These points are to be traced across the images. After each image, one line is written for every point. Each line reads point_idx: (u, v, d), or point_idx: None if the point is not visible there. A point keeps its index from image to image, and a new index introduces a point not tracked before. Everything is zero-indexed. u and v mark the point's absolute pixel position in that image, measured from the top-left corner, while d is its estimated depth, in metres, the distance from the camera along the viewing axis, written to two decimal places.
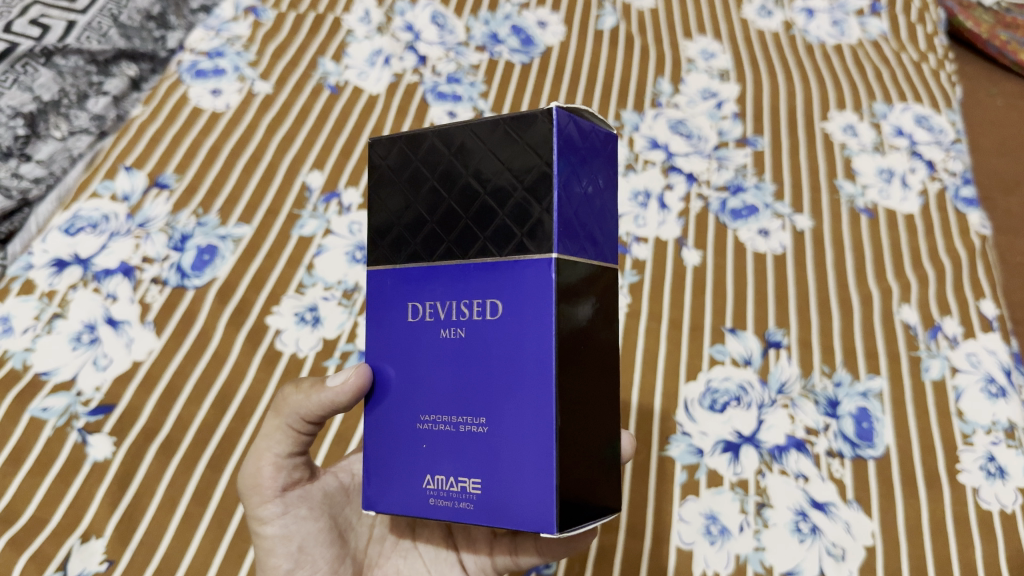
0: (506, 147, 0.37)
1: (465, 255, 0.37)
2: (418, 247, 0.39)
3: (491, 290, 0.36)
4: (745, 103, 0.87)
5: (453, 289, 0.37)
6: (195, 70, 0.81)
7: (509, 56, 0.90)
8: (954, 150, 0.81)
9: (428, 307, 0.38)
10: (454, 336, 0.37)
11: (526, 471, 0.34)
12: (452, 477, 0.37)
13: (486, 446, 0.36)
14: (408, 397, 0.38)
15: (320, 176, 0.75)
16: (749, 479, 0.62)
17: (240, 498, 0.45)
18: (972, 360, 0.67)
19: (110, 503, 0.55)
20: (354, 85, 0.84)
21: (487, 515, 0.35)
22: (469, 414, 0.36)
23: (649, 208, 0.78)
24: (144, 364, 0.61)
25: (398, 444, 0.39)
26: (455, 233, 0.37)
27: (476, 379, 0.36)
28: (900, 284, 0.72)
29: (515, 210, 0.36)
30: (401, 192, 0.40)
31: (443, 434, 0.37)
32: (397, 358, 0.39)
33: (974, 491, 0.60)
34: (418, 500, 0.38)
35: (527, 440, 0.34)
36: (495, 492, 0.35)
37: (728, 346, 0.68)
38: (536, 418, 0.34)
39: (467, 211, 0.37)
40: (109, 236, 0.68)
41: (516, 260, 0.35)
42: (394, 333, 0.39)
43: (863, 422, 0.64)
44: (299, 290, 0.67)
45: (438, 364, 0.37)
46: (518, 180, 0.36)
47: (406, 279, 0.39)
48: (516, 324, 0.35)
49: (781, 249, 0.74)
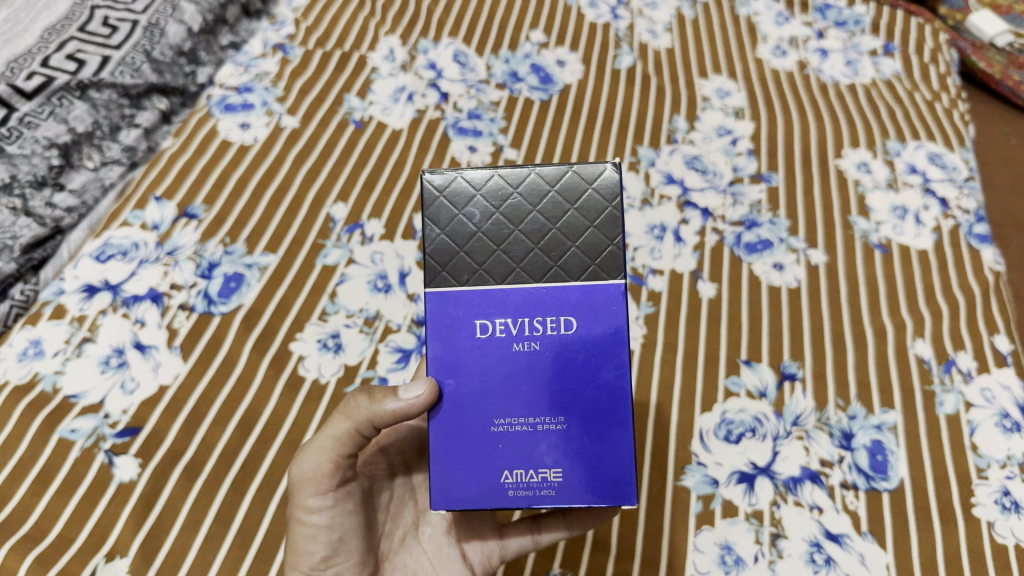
0: (573, 191, 0.45)
1: (535, 279, 0.44)
2: (483, 271, 0.44)
3: (564, 309, 0.44)
4: (759, 140, 0.88)
5: (524, 308, 0.44)
6: (225, 104, 0.84)
7: (528, 93, 0.92)
8: (967, 187, 0.83)
9: (500, 324, 0.44)
10: (529, 349, 0.44)
11: (606, 456, 0.43)
12: (530, 469, 0.44)
13: (564, 438, 0.44)
14: (480, 404, 0.44)
15: (344, 208, 0.77)
16: (763, 510, 0.62)
17: (291, 486, 0.48)
18: (986, 395, 0.67)
19: (135, 524, 0.56)
20: (378, 120, 0.86)
21: (570, 496, 0.44)
22: (548, 414, 0.43)
23: (664, 241, 0.79)
24: (171, 388, 0.63)
25: (469, 446, 0.44)
26: (523, 260, 0.44)
27: (554, 383, 0.43)
28: (914, 318, 0.73)
29: (586, 243, 0.44)
30: (462, 223, 0.45)
31: (521, 434, 0.43)
32: (465, 370, 0.44)
33: (989, 525, 0.60)
34: (496, 493, 0.44)
35: (607, 432, 0.43)
36: (575, 478, 0.44)
37: (743, 378, 0.69)
38: (614, 412, 0.43)
39: (535, 243, 0.45)
40: (139, 263, 0.70)
41: (590, 284, 0.44)
42: (460, 348, 0.44)
43: (877, 454, 0.64)
44: (322, 318, 0.69)
45: (511, 372, 0.44)
46: (587, 219, 0.45)
47: (472, 299, 0.44)
48: (592, 337, 0.44)
49: (795, 283, 0.76)
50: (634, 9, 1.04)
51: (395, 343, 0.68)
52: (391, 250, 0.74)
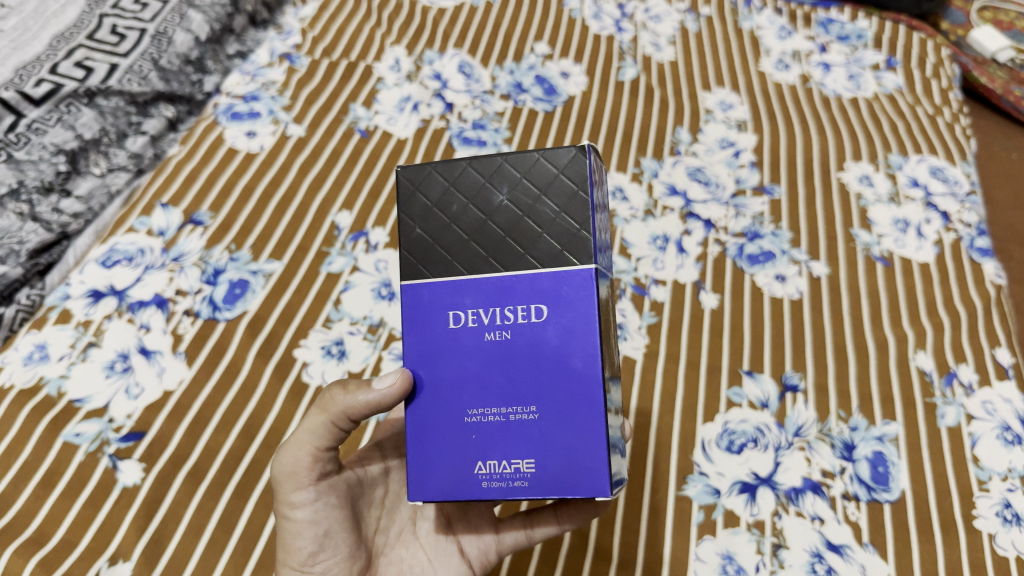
0: (541, 176, 0.45)
1: (507, 268, 0.44)
2: (456, 262, 0.45)
3: (535, 297, 0.43)
4: (762, 152, 0.89)
5: (495, 297, 0.44)
6: (231, 112, 0.85)
7: (533, 104, 0.93)
8: (969, 201, 0.83)
9: (472, 314, 0.44)
10: (499, 337, 0.43)
11: (579, 445, 0.42)
12: (504, 460, 0.42)
13: (537, 427, 0.42)
14: (453, 394, 0.44)
15: (348, 216, 0.77)
16: (765, 521, 0.62)
17: (272, 483, 0.48)
18: (987, 407, 0.68)
19: (138, 528, 0.56)
20: (383, 130, 0.86)
21: (543, 488, 0.42)
22: (519, 403, 0.42)
23: (667, 252, 0.80)
24: (175, 394, 0.63)
25: (444, 437, 0.43)
26: (495, 249, 0.44)
27: (524, 371, 0.43)
28: (916, 331, 0.73)
29: (555, 228, 0.44)
30: (436, 216, 0.46)
31: (493, 424, 0.43)
32: (439, 361, 0.44)
33: (990, 537, 0.61)
34: (470, 485, 0.43)
35: (579, 420, 0.42)
36: (548, 468, 0.42)
37: (745, 389, 0.69)
38: (586, 400, 0.42)
39: (506, 231, 0.45)
40: (144, 269, 0.70)
41: (561, 272, 0.43)
42: (434, 339, 0.44)
43: (879, 466, 0.64)
44: (326, 325, 0.69)
45: (482, 361, 0.43)
46: (555, 203, 0.44)
47: (446, 289, 0.44)
48: (562, 324, 0.43)
49: (797, 294, 0.76)
50: (638, 22, 1.05)
51: (398, 350, 0.68)
52: (396, 258, 0.74)
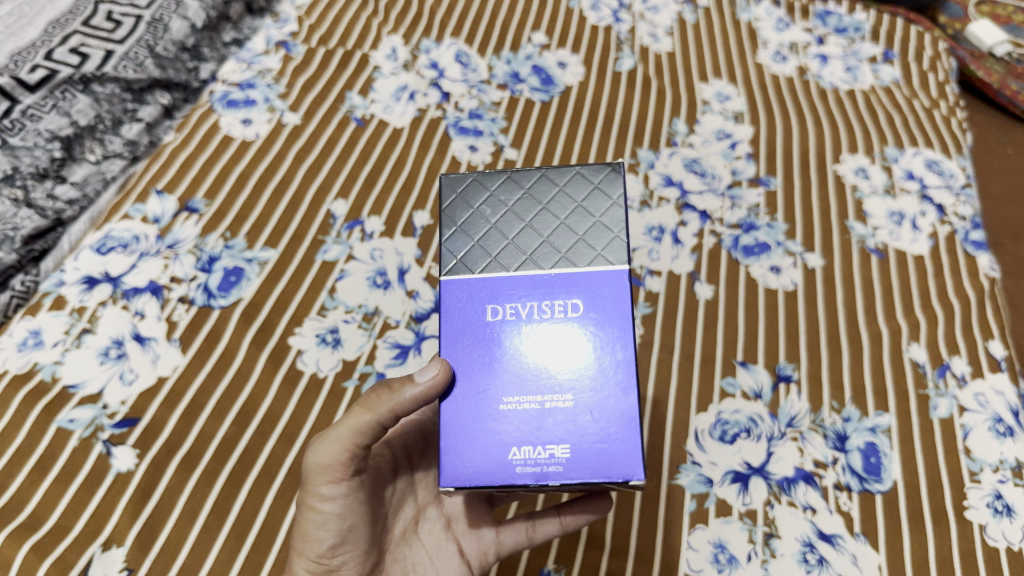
0: (577, 188, 0.49)
1: (545, 267, 0.46)
2: (499, 261, 0.47)
3: (571, 294, 0.46)
4: (758, 143, 0.89)
5: (534, 294, 0.46)
6: (227, 100, 0.85)
7: (529, 94, 0.93)
8: (964, 194, 0.85)
9: (510, 309, 0.46)
10: (537, 331, 0.45)
11: (613, 430, 0.43)
12: (539, 445, 0.43)
13: (572, 414, 0.43)
14: (489, 381, 0.44)
15: (344, 205, 0.77)
16: (757, 510, 0.62)
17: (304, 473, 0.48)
18: (980, 400, 0.68)
19: (132, 513, 0.56)
20: (379, 119, 0.86)
21: (578, 472, 0.42)
22: (555, 391, 0.44)
23: (662, 243, 0.79)
24: (169, 380, 0.62)
25: (478, 423, 0.43)
26: (535, 251, 0.47)
27: (560, 361, 0.44)
28: (910, 323, 0.74)
29: (592, 233, 0.47)
30: (479, 218, 0.49)
31: (529, 410, 0.43)
32: (476, 351, 0.45)
33: (981, 527, 0.61)
34: (503, 469, 0.42)
35: (613, 407, 0.43)
36: (582, 452, 0.42)
37: (739, 379, 0.69)
38: (619, 388, 0.43)
39: (545, 234, 0.47)
40: (139, 256, 0.70)
41: (594, 272, 0.46)
42: (472, 330, 0.45)
43: (871, 457, 0.64)
44: (321, 313, 0.69)
45: (519, 351, 0.45)
46: (590, 213, 0.48)
47: (484, 287, 0.46)
48: (597, 319, 0.45)
49: (792, 286, 0.76)
50: (636, 13, 1.05)
51: (393, 339, 0.68)
52: (391, 247, 0.74)
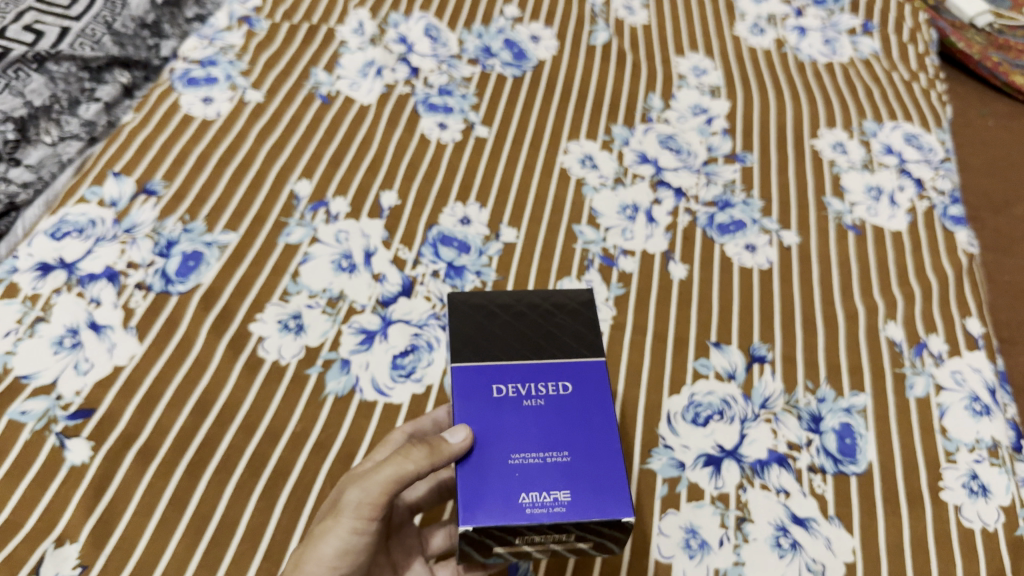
0: (558, 302, 0.52)
1: (538, 356, 0.49)
2: (498, 353, 0.49)
3: (562, 376, 0.48)
4: (734, 119, 0.88)
5: (530, 376, 0.48)
6: (187, 78, 0.82)
7: (501, 69, 0.90)
8: (943, 168, 0.85)
9: (511, 386, 0.47)
10: (536, 403, 0.47)
11: (606, 479, 0.44)
12: (544, 491, 0.43)
13: (571, 467, 0.44)
14: (493, 443, 0.45)
15: (308, 185, 0.75)
16: (729, 493, 0.60)
17: (342, 504, 0.47)
18: (957, 377, 0.68)
19: (86, 508, 0.54)
20: (345, 95, 0.84)
21: (582, 514, 0.43)
22: (554, 448, 0.45)
23: (636, 222, 0.77)
24: (126, 369, 0.60)
25: (487, 474, 0.44)
26: (529, 347, 0.49)
27: (559, 426, 0.46)
28: (886, 301, 0.73)
29: (577, 336, 0.50)
30: (473, 315, 0.51)
31: (534, 464, 0.44)
32: (483, 420, 0.46)
33: (956, 509, 0.60)
34: (514, 512, 0.43)
35: (605, 462, 0.45)
36: (584, 498, 0.43)
37: (712, 360, 0.67)
38: (612, 448, 0.45)
39: (536, 336, 0.50)
40: (95, 241, 0.68)
41: (580, 362, 0.49)
42: (478, 403, 0.46)
43: (846, 438, 0.63)
44: (283, 298, 0.67)
45: (522, 419, 0.46)
46: (573, 321, 0.51)
47: (485, 370, 0.48)
48: (586, 395, 0.47)
49: (767, 264, 0.75)
50: None
51: (358, 324, 0.66)
52: (357, 229, 0.72)
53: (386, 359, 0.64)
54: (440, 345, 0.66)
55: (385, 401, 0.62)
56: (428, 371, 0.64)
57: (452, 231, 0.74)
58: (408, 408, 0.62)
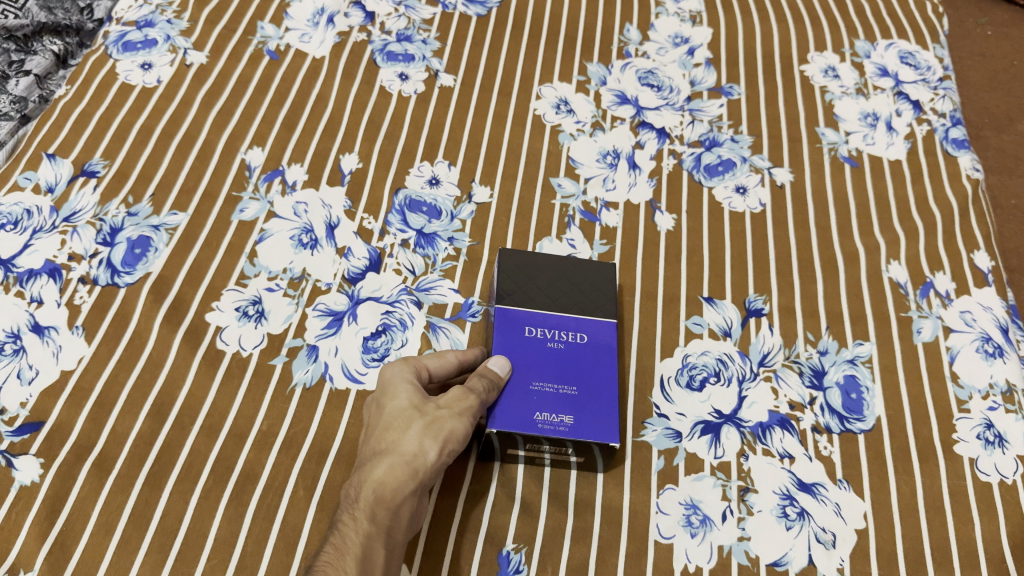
0: (586, 267, 0.59)
1: (564, 309, 0.57)
2: (533, 301, 0.57)
3: (580, 328, 0.57)
4: (717, 48, 0.82)
5: (555, 323, 0.56)
6: (123, 42, 0.76)
7: (464, 7, 0.84)
8: (942, 88, 0.79)
9: (540, 328, 0.56)
10: (558, 345, 0.55)
11: (602, 413, 0.53)
12: (553, 413, 0.52)
13: (577, 399, 0.53)
14: (519, 371, 0.54)
15: (260, 153, 0.69)
16: (730, 463, 0.56)
17: (465, 397, 0.50)
18: (966, 318, 0.64)
19: (40, 532, 0.50)
20: (296, 49, 0.78)
21: (581, 435, 0.52)
22: (566, 382, 0.54)
23: (618, 169, 0.72)
24: (74, 374, 0.56)
25: (511, 395, 0.53)
26: (558, 300, 0.57)
27: (573, 365, 0.55)
28: (888, 239, 0.68)
29: (597, 298, 0.58)
30: (516, 266, 0.58)
31: (548, 392, 0.53)
32: (514, 352, 0.54)
33: (972, 462, 0.57)
34: (527, 426, 0.52)
35: (603, 401, 0.54)
36: (583, 424, 0.52)
37: (706, 317, 0.63)
38: (612, 390, 0.54)
39: (565, 293, 0.58)
40: (32, 233, 0.62)
41: (598, 319, 0.57)
42: (512, 340, 0.55)
43: (851, 393, 0.59)
44: (240, 282, 0.62)
45: (545, 356, 0.55)
46: (596, 287, 0.59)
47: (521, 314, 0.56)
48: (597, 347, 0.56)
49: (759, 207, 0.70)
50: None
51: (324, 306, 0.61)
52: (316, 200, 0.67)
53: (356, 342, 0.59)
54: (414, 322, 0.61)
55: (358, 388, 0.57)
56: (402, 352, 0.59)
57: (420, 194, 0.69)
58: None
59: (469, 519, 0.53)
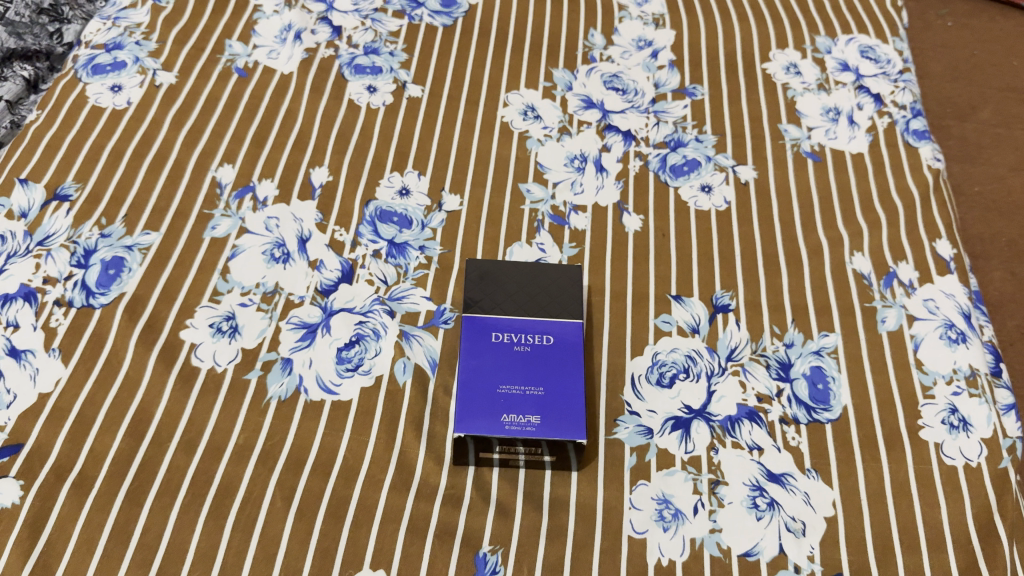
0: (552, 272, 0.61)
1: (530, 314, 0.58)
2: (500, 308, 0.58)
3: (547, 330, 0.58)
4: (680, 50, 0.83)
5: (521, 328, 0.57)
6: (92, 66, 0.77)
7: (430, 19, 0.85)
8: (901, 81, 0.81)
9: (506, 333, 0.57)
10: (524, 349, 0.56)
11: (568, 411, 0.54)
12: (520, 413, 0.54)
13: (544, 400, 0.54)
14: (487, 375, 0.55)
15: (231, 171, 0.70)
16: (701, 457, 0.57)
17: None
18: (930, 306, 0.65)
19: (21, 553, 0.50)
20: (264, 66, 0.79)
21: (548, 434, 0.53)
22: (533, 383, 0.55)
23: (585, 173, 0.73)
24: (52, 396, 0.57)
25: (479, 398, 0.54)
26: (523, 305, 0.59)
27: (540, 367, 0.56)
28: (851, 231, 0.70)
29: (563, 301, 0.59)
30: (483, 277, 0.60)
31: (516, 393, 0.54)
32: (482, 357, 0.56)
33: (937, 447, 0.58)
34: (495, 428, 0.53)
35: (569, 400, 0.55)
36: (551, 423, 0.53)
37: (674, 315, 0.64)
38: (578, 389, 0.55)
39: (532, 297, 0.59)
40: (7, 258, 0.63)
41: (565, 321, 0.58)
42: (479, 346, 0.56)
43: (818, 383, 0.61)
44: (213, 299, 0.63)
45: (511, 359, 0.56)
46: (562, 291, 0.60)
47: (488, 321, 0.58)
48: (563, 348, 0.57)
49: (724, 205, 0.71)
50: None
51: (298, 318, 0.62)
52: (288, 214, 0.68)
53: (330, 353, 0.60)
54: (387, 331, 0.62)
55: (333, 398, 0.58)
56: (376, 361, 0.60)
57: (390, 205, 0.70)
58: (358, 403, 0.58)
59: (445, 524, 0.54)
